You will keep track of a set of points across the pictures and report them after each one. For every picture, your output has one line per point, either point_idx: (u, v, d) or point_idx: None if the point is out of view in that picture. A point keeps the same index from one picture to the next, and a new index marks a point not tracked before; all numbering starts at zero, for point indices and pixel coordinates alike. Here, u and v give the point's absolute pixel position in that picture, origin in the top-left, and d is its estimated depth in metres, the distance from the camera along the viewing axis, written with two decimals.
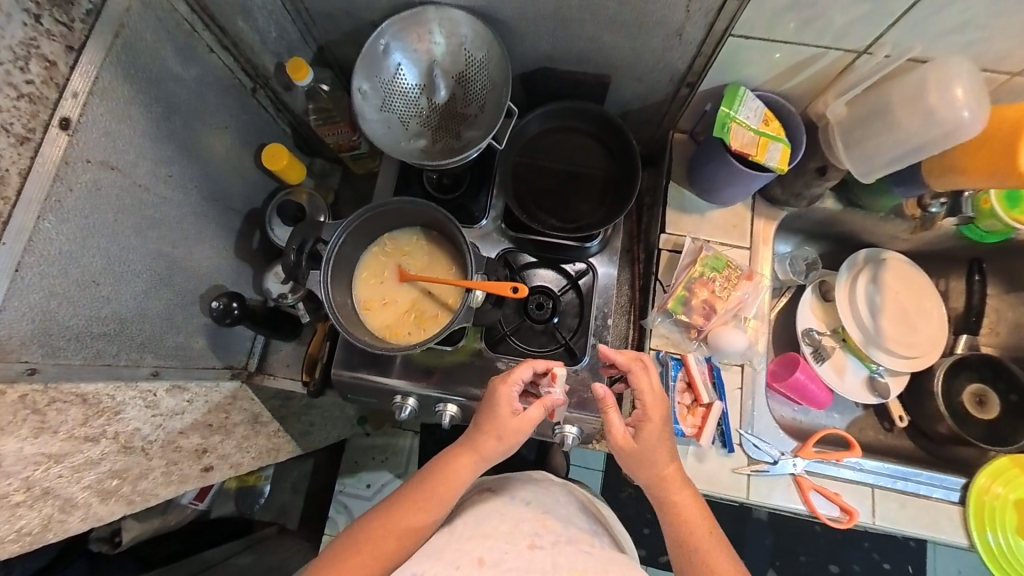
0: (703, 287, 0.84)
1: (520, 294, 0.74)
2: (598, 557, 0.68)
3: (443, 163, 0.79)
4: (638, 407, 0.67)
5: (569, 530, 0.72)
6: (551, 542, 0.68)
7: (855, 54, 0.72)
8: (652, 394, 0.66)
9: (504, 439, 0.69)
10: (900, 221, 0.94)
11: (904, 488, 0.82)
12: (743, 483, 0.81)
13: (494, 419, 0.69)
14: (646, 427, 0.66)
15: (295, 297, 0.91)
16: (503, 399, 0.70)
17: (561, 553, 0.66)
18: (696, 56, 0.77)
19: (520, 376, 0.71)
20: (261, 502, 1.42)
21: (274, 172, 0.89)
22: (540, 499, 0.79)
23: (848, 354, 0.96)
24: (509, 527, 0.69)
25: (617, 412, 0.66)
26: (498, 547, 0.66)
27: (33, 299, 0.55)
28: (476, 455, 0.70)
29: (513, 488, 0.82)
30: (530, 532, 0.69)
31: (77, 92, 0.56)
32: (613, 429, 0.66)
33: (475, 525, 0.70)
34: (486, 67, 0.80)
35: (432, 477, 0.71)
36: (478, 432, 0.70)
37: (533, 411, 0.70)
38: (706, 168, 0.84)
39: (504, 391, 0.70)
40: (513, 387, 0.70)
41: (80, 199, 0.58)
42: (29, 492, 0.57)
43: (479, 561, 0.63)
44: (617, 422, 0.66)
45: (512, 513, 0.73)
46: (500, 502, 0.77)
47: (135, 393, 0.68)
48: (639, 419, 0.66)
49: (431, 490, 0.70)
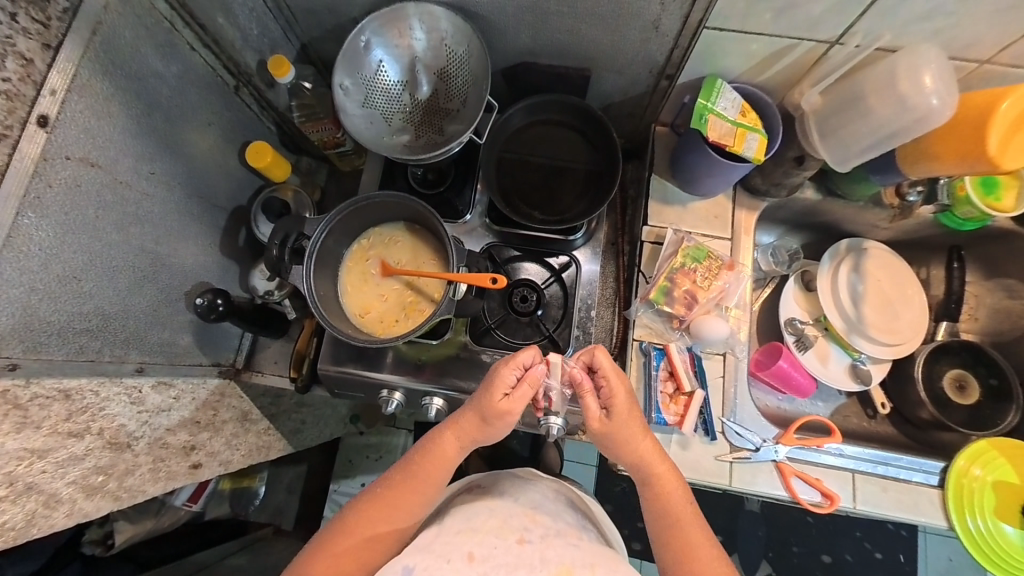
0: (684, 278, 0.85)
1: (500, 284, 0.74)
2: (585, 551, 0.68)
3: (426, 157, 0.80)
4: (603, 386, 0.69)
5: (558, 524, 0.73)
6: (540, 535, 0.68)
7: (828, 45, 0.73)
8: (612, 371, 0.68)
9: (488, 421, 0.68)
10: (880, 209, 0.95)
11: (885, 472, 0.82)
12: (726, 470, 0.82)
13: (484, 400, 0.68)
14: (616, 406, 0.68)
15: (282, 293, 0.92)
16: (500, 379, 0.67)
17: (550, 548, 0.66)
18: (674, 48, 0.78)
19: (523, 360, 0.69)
20: (256, 503, 1.42)
21: (259, 169, 0.89)
22: (529, 494, 0.79)
23: (831, 342, 0.98)
24: (498, 521, 0.70)
25: (593, 396, 0.68)
26: (488, 542, 0.66)
27: (14, 294, 0.55)
28: (464, 436, 0.70)
29: (500, 485, 0.83)
30: (519, 526, 0.69)
31: (55, 89, 0.57)
32: (586, 410, 0.68)
33: (464, 520, 0.71)
34: (467, 62, 0.81)
35: (417, 459, 0.71)
36: (466, 410, 0.71)
37: (522, 395, 0.67)
38: (687, 159, 0.85)
39: (506, 372, 0.68)
40: (513, 370, 0.68)
41: (60, 195, 0.58)
42: (12, 487, 0.57)
43: (470, 556, 0.64)
44: (593, 406, 0.68)
45: (501, 508, 0.74)
46: (490, 499, 0.77)
47: (120, 389, 0.69)
48: (608, 398, 0.68)
49: (418, 478, 0.70)
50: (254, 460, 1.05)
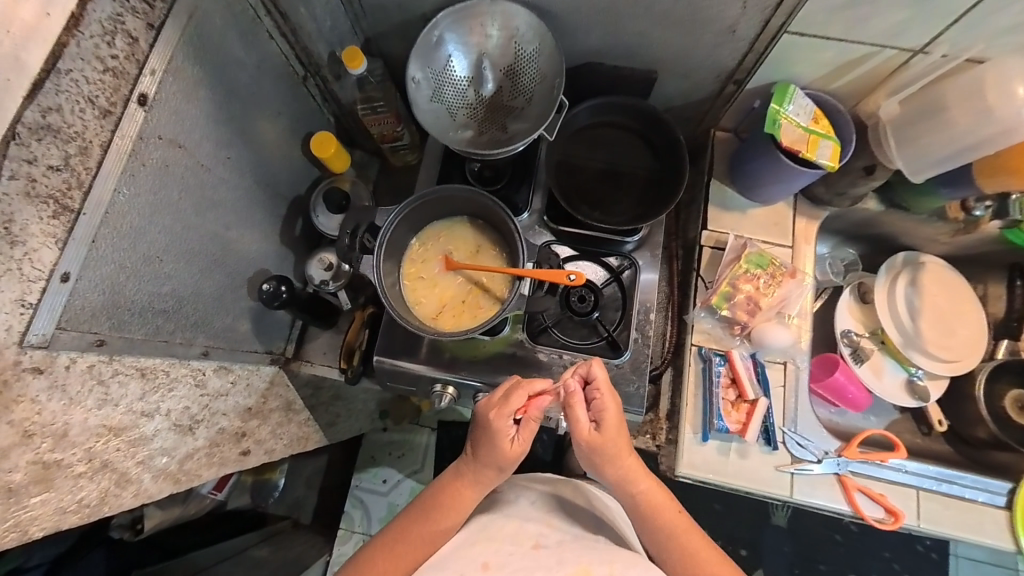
0: (746, 283, 0.84)
1: (577, 281, 0.75)
2: (603, 549, 0.69)
3: (491, 153, 0.80)
4: (596, 400, 0.68)
5: (575, 530, 0.74)
6: (556, 541, 0.70)
7: (911, 53, 0.72)
8: (604, 383, 0.68)
9: (506, 469, 0.69)
10: (942, 223, 0.93)
11: (949, 490, 0.80)
12: (787, 480, 0.80)
13: (495, 452, 0.68)
14: (607, 421, 0.67)
15: (337, 285, 0.88)
16: (501, 429, 0.67)
17: (567, 550, 0.67)
18: (748, 53, 0.77)
19: (515, 405, 0.67)
20: (276, 495, 1.35)
21: (320, 160, 0.90)
22: (547, 497, 0.81)
23: (886, 356, 0.96)
24: (514, 528, 0.72)
25: (582, 407, 0.67)
26: (504, 549, 0.67)
27: (105, 271, 0.54)
28: (475, 485, 0.70)
29: (518, 487, 0.84)
30: (535, 533, 0.71)
31: (155, 70, 0.57)
32: (577, 424, 0.67)
33: (480, 527, 0.72)
34: (536, 60, 0.80)
35: (439, 494, 0.70)
36: (482, 465, 0.70)
37: (524, 435, 0.67)
38: (755, 164, 0.84)
39: (500, 423, 0.67)
40: (508, 418, 0.67)
41: (151, 174, 0.58)
42: (90, 464, 0.57)
43: (486, 565, 0.65)
44: (582, 418, 0.67)
45: (517, 513, 0.76)
46: (506, 504, 0.79)
47: (187, 371, 0.69)
48: (600, 411, 0.67)
49: (440, 521, 0.69)
50: (294, 450, 1.04)
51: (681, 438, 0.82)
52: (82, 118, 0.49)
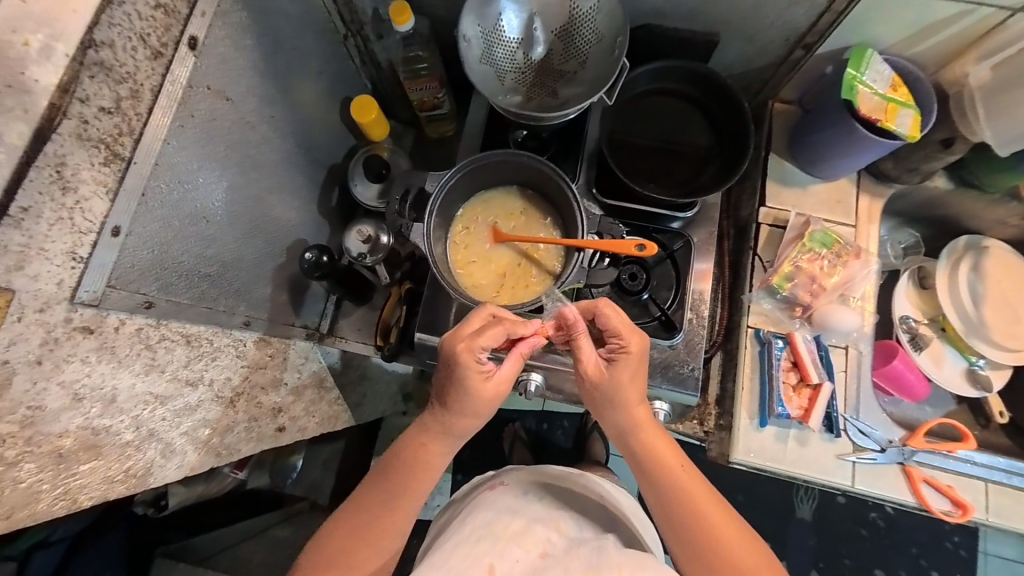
0: (809, 263, 0.80)
1: (647, 251, 0.72)
2: (611, 552, 0.62)
3: (544, 117, 0.74)
4: (613, 343, 0.63)
5: (586, 533, 0.69)
6: (563, 548, 0.65)
7: (1008, 12, 0.66)
8: (623, 328, 0.62)
9: (480, 413, 0.62)
10: (1014, 204, 0.88)
11: (1019, 483, 0.76)
12: (848, 470, 0.76)
13: (467, 397, 0.61)
14: (623, 363, 0.61)
15: (375, 259, 0.82)
16: (470, 367, 0.60)
17: (574, 558, 0.62)
18: (823, 13, 0.72)
19: (487, 342, 0.60)
20: (293, 477, 1.27)
21: (359, 125, 0.85)
22: (556, 493, 0.76)
23: (946, 345, 0.92)
24: (520, 529, 0.67)
25: (588, 342, 0.62)
26: (509, 554, 0.64)
27: (154, 228, 0.51)
28: (443, 433, 0.64)
29: (527, 481, 0.79)
30: (542, 538, 0.67)
31: (205, 13, 0.53)
32: (584, 359, 0.62)
33: (484, 524, 0.68)
34: (593, 19, 0.75)
35: (403, 470, 0.64)
36: (452, 412, 0.62)
37: (505, 371, 0.62)
38: (825, 135, 0.79)
39: (468, 360, 0.59)
40: (480, 352, 0.60)
41: (200, 127, 0.55)
42: (137, 432, 0.54)
43: (490, 568, 0.62)
44: (590, 351, 0.62)
45: (526, 510, 0.71)
46: (512, 498, 0.75)
47: (229, 341, 0.66)
48: (615, 351, 0.62)
49: (414, 475, 0.64)
50: (323, 430, 0.96)
51: (736, 424, 0.78)
52: (134, 57, 0.46)
